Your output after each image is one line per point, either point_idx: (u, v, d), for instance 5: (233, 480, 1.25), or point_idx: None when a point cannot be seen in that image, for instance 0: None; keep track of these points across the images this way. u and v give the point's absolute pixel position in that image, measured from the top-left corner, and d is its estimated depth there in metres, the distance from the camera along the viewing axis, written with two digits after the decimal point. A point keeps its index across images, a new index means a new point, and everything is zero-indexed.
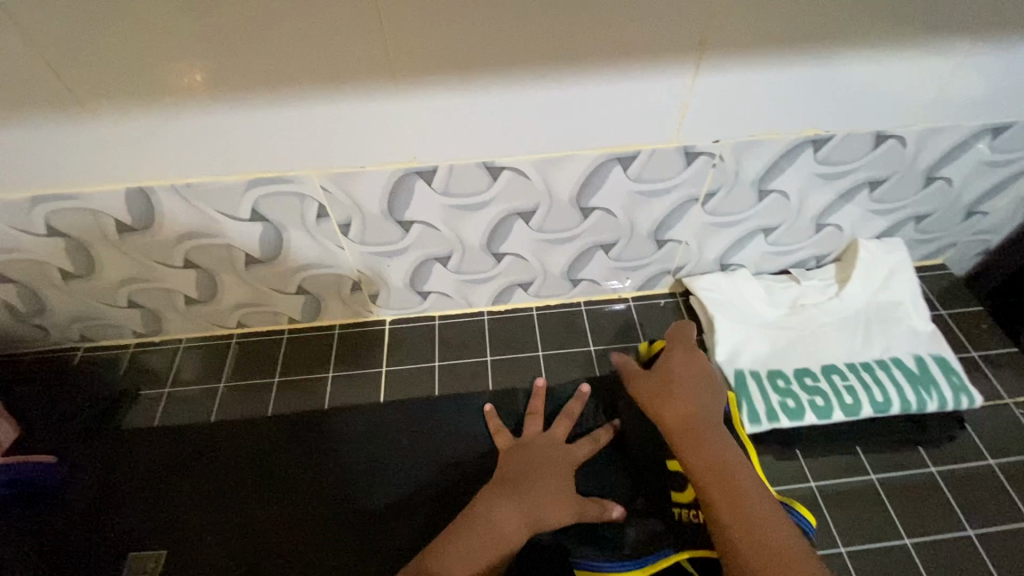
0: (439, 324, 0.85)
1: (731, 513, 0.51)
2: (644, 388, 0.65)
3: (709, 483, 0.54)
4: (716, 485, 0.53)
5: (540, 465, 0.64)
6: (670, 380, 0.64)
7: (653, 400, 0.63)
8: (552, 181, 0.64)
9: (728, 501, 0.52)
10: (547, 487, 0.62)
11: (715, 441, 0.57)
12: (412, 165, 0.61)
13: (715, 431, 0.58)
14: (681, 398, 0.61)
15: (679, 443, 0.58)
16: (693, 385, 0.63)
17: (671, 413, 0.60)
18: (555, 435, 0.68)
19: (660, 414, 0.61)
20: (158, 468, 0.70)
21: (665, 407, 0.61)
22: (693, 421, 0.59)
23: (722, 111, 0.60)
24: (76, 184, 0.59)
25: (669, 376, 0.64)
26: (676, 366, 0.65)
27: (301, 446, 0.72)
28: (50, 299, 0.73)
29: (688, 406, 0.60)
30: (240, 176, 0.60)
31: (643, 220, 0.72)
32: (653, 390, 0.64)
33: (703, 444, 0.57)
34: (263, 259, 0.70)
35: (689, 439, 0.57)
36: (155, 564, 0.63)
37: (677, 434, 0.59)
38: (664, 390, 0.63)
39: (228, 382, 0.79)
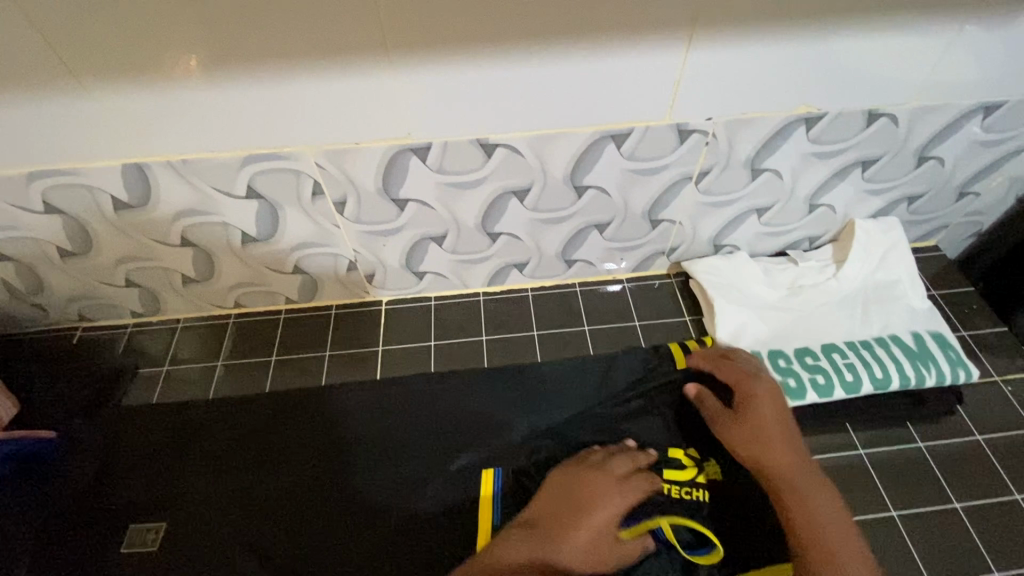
0: (435, 305, 0.85)
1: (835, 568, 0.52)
2: (738, 427, 0.62)
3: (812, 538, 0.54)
4: (818, 542, 0.53)
5: (549, 515, 0.56)
6: (767, 428, 0.61)
7: (750, 439, 0.61)
8: (546, 158, 0.65)
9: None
10: (565, 540, 0.54)
11: (816, 491, 0.57)
12: (407, 142, 0.61)
13: (822, 487, 0.58)
14: (783, 445, 0.60)
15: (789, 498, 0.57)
16: (787, 431, 0.61)
17: (771, 457, 0.59)
18: (587, 478, 0.60)
19: (761, 458, 0.59)
20: (157, 442, 0.71)
21: (766, 448, 0.60)
22: (795, 471, 0.58)
23: (715, 88, 0.60)
24: (73, 161, 0.59)
25: (766, 418, 0.62)
26: (777, 413, 0.63)
27: (299, 423, 0.73)
28: (49, 277, 0.74)
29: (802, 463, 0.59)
30: (236, 153, 0.60)
31: (637, 198, 0.72)
32: (745, 431, 0.62)
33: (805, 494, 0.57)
34: (259, 237, 0.71)
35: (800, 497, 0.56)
36: (155, 535, 0.64)
37: (779, 480, 0.58)
38: (761, 433, 0.61)
39: (227, 360, 0.80)
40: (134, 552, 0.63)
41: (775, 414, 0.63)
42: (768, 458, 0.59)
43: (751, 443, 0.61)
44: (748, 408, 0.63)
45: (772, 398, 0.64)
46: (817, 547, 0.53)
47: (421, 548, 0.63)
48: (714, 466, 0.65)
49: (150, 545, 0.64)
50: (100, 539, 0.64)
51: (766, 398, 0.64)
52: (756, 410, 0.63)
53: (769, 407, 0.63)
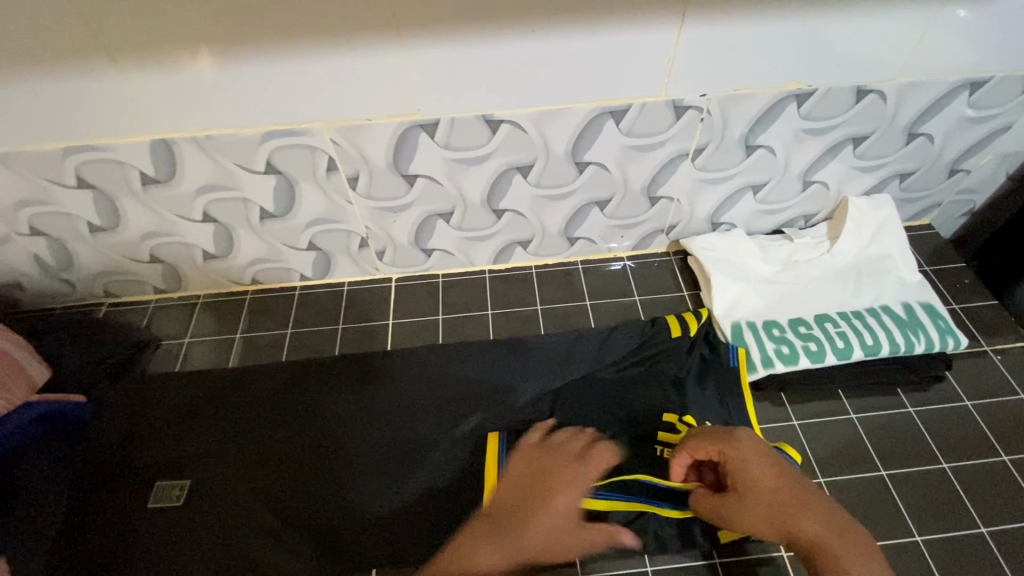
0: (443, 282, 0.89)
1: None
2: (747, 510, 0.55)
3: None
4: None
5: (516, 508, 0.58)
6: (774, 502, 0.55)
7: (763, 520, 0.54)
8: (548, 135, 0.68)
9: None
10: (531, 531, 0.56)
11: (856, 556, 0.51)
12: (416, 118, 0.65)
13: (856, 543, 0.52)
14: (800, 514, 0.54)
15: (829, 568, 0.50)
16: (795, 496, 0.55)
17: (807, 528, 0.53)
18: (555, 467, 0.62)
19: (783, 532, 0.53)
20: (180, 406, 0.75)
21: (802, 518, 0.53)
22: (824, 538, 0.52)
23: (708, 65, 0.63)
24: (104, 137, 0.63)
25: (767, 492, 0.55)
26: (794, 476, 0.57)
27: (313, 391, 0.77)
28: (78, 253, 0.78)
29: (835, 526, 0.53)
30: (256, 129, 0.64)
31: (635, 175, 0.75)
32: (755, 513, 0.55)
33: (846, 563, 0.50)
34: (276, 213, 0.75)
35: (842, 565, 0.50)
36: (180, 492, 0.68)
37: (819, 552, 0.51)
38: (773, 510, 0.54)
39: (244, 333, 0.84)
40: (160, 507, 0.67)
41: (771, 482, 0.56)
42: (796, 533, 0.53)
43: (764, 523, 0.54)
44: (745, 489, 0.56)
45: (764, 466, 0.57)
46: None
47: (430, 504, 0.67)
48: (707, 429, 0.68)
49: (175, 501, 0.67)
50: (128, 494, 0.68)
51: (754, 467, 0.57)
52: (753, 487, 0.56)
53: (759, 474, 0.57)
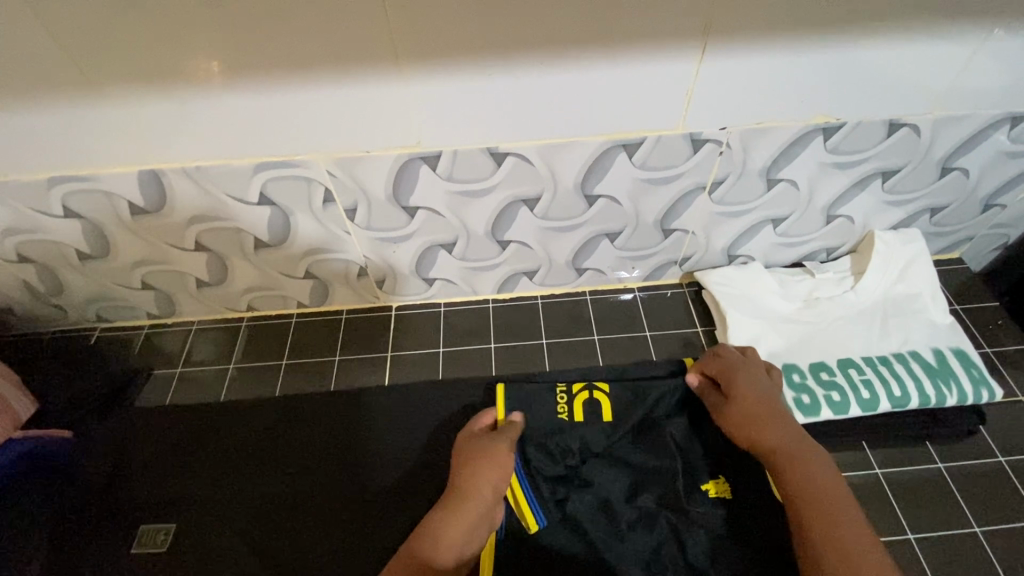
0: (444, 311, 0.85)
1: (838, 547, 0.49)
2: (738, 405, 0.63)
3: (814, 508, 0.52)
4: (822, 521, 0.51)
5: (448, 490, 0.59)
6: (767, 408, 0.62)
7: (749, 419, 0.61)
8: (556, 167, 0.64)
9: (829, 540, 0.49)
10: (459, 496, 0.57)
11: (814, 464, 0.56)
12: (416, 151, 0.61)
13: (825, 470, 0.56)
14: (783, 427, 0.60)
15: (785, 467, 0.56)
16: (775, 411, 0.62)
17: (775, 437, 0.59)
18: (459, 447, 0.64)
19: (752, 438, 0.60)
20: (172, 443, 0.72)
21: (774, 430, 0.60)
22: (788, 448, 0.58)
23: (729, 97, 0.59)
24: (91, 167, 0.61)
25: (760, 399, 0.63)
26: (778, 404, 0.63)
27: (307, 428, 0.74)
28: (68, 279, 0.75)
29: (797, 439, 0.58)
30: (249, 161, 0.61)
31: (649, 208, 0.71)
32: (746, 410, 0.62)
33: (803, 466, 0.56)
34: (272, 243, 0.72)
35: (794, 467, 0.56)
36: (165, 536, 0.65)
37: (779, 459, 0.57)
38: (760, 414, 0.61)
39: (238, 363, 0.81)
40: (144, 552, 0.64)
41: (767, 397, 0.64)
42: (762, 438, 0.59)
43: (742, 426, 0.61)
44: (745, 393, 0.64)
45: (764, 385, 0.66)
46: (815, 513, 0.52)
47: None
48: (720, 483, 0.65)
49: (160, 546, 0.64)
50: (111, 537, 0.65)
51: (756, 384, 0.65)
52: (751, 391, 0.64)
53: (758, 389, 0.65)
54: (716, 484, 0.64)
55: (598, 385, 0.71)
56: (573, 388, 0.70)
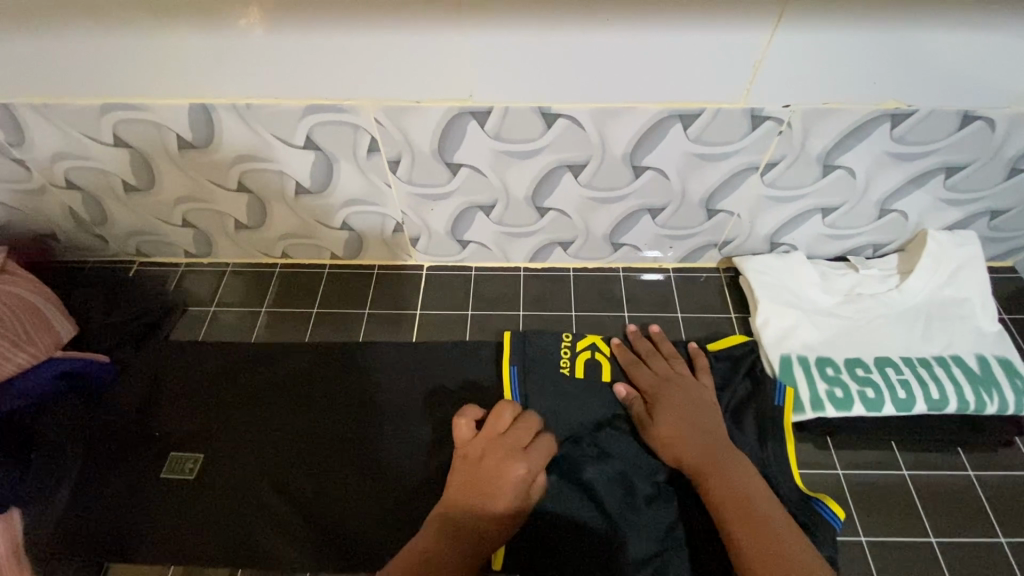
0: (475, 275, 0.85)
1: (758, 546, 0.48)
2: (663, 423, 0.62)
3: (740, 524, 0.50)
4: (754, 537, 0.49)
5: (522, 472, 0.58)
6: (685, 413, 0.63)
7: (669, 434, 0.61)
8: (606, 133, 0.63)
9: (753, 533, 0.49)
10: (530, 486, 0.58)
11: (738, 469, 0.56)
12: (466, 105, 0.60)
13: (737, 457, 0.58)
14: (697, 430, 0.61)
15: (710, 474, 0.56)
16: (701, 409, 0.63)
17: (687, 441, 0.60)
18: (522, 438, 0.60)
19: (666, 442, 0.61)
20: (202, 377, 0.74)
21: (689, 430, 0.61)
22: (711, 455, 0.58)
23: (796, 74, 0.57)
24: (144, 97, 0.61)
25: (686, 405, 0.64)
26: (679, 399, 0.65)
27: (329, 379, 0.74)
28: (112, 210, 0.76)
29: (708, 443, 0.59)
30: (299, 102, 0.61)
31: (696, 185, 0.69)
32: (670, 426, 0.62)
33: (729, 474, 0.55)
34: (312, 189, 0.72)
35: (717, 473, 0.56)
36: (192, 465, 0.67)
37: (701, 470, 0.57)
38: (681, 423, 0.62)
39: (270, 307, 0.82)
40: (173, 478, 0.66)
41: (691, 395, 0.65)
42: (680, 445, 0.60)
43: (667, 438, 0.61)
44: (665, 391, 0.66)
45: (709, 392, 0.66)
46: (740, 518, 0.51)
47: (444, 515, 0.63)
48: None
49: (187, 474, 0.66)
50: (141, 463, 0.67)
51: (679, 392, 0.66)
52: (675, 399, 0.65)
53: (683, 399, 0.65)
54: None
55: (600, 346, 0.74)
56: (577, 346, 0.73)
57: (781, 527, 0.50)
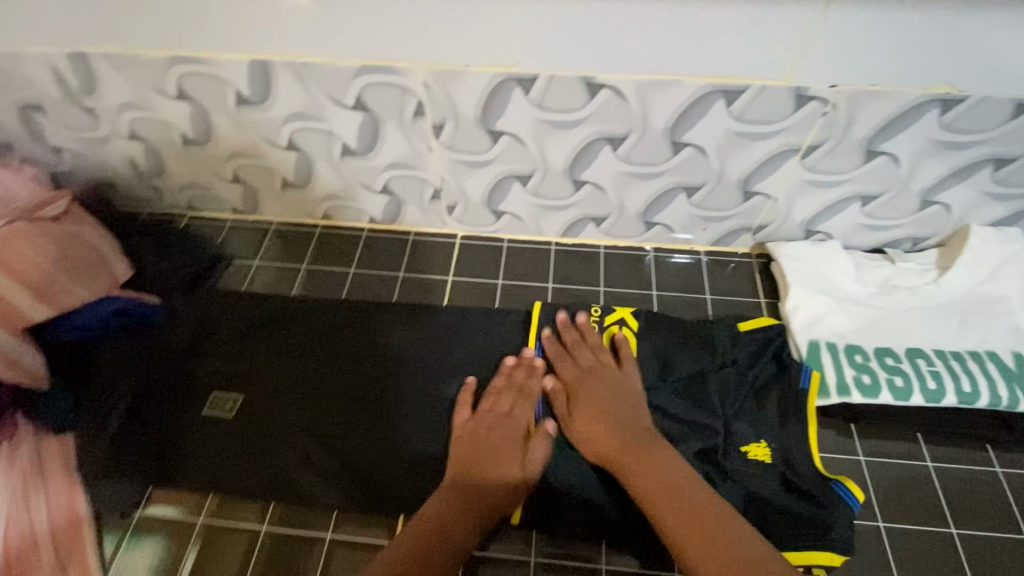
0: (507, 247, 0.86)
1: (688, 531, 0.52)
2: (581, 420, 0.64)
3: (666, 513, 0.54)
4: (678, 522, 0.53)
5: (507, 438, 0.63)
6: (602, 410, 0.64)
7: (587, 431, 0.63)
8: (649, 107, 0.64)
9: (676, 519, 0.53)
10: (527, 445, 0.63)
11: (659, 456, 0.59)
12: (513, 71, 0.62)
13: (653, 446, 0.60)
14: (612, 423, 0.63)
15: (632, 467, 0.59)
16: (622, 400, 0.65)
17: (603, 441, 0.62)
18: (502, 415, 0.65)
19: (586, 443, 0.63)
20: (244, 324, 0.78)
21: (603, 429, 0.62)
22: (626, 448, 0.60)
23: (843, 51, 0.57)
24: (210, 51, 0.64)
25: (603, 402, 0.65)
26: (591, 395, 0.65)
27: (364, 336, 0.77)
28: (169, 162, 0.80)
29: (621, 436, 0.61)
30: (353, 61, 0.63)
31: (735, 164, 0.69)
32: (587, 426, 0.63)
33: (647, 464, 0.58)
34: (358, 151, 0.74)
35: (637, 465, 0.58)
36: (232, 404, 0.71)
37: (620, 465, 0.60)
38: (596, 418, 0.63)
39: (310, 265, 0.85)
40: (214, 415, 0.70)
41: (612, 389, 0.66)
42: (598, 446, 0.62)
43: (586, 439, 0.63)
44: (582, 388, 0.67)
45: (632, 381, 0.67)
46: (661, 509, 0.55)
47: None
48: (762, 446, 0.64)
49: (227, 411, 0.70)
50: (185, 399, 0.71)
51: (597, 386, 0.66)
52: (591, 395, 0.65)
53: (600, 394, 0.65)
54: (762, 447, 0.64)
55: (627, 322, 0.74)
56: (604, 321, 0.74)
57: (707, 508, 0.53)
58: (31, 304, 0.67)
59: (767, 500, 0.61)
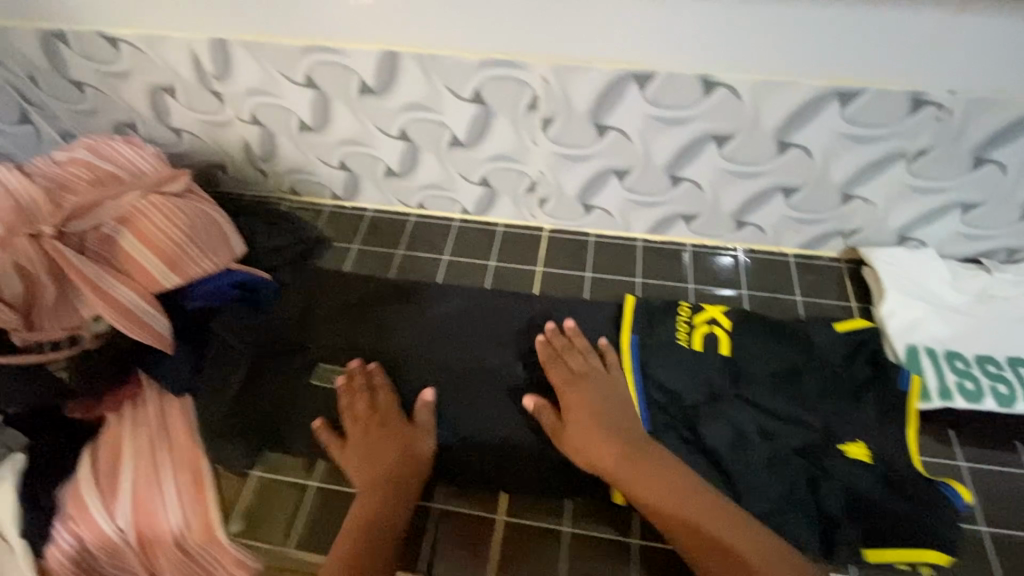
0: (593, 241, 0.89)
1: (701, 534, 0.57)
2: (575, 431, 0.65)
3: (676, 521, 0.58)
4: (690, 528, 0.57)
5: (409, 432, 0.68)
6: (594, 419, 0.65)
7: (580, 441, 0.65)
8: (762, 107, 0.65)
9: (688, 527, 0.58)
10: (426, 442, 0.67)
11: (655, 463, 0.62)
12: (633, 68, 0.65)
13: (648, 452, 0.63)
14: (609, 432, 0.64)
15: (631, 476, 0.61)
16: (612, 412, 0.66)
17: (597, 454, 0.63)
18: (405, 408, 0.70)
19: (584, 455, 0.64)
20: (346, 301, 0.81)
21: (595, 441, 0.64)
22: (625, 459, 0.62)
23: (964, 56, 0.59)
24: (344, 41, 0.68)
25: (594, 408, 0.66)
26: (585, 405, 0.67)
27: (461, 318, 0.80)
28: (281, 146, 0.85)
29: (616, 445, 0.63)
30: (479, 55, 0.67)
31: (838, 167, 0.71)
32: (581, 435, 0.65)
33: (646, 473, 0.61)
34: (464, 142, 0.78)
35: (642, 472, 0.61)
36: (338, 376, 0.74)
37: (619, 476, 0.61)
38: (591, 429, 0.65)
39: (405, 251, 0.90)
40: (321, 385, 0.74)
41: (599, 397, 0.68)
42: (596, 458, 0.63)
43: (581, 448, 0.64)
44: (574, 396, 0.68)
45: (620, 386, 0.69)
46: (673, 516, 0.58)
47: None
48: (859, 446, 0.65)
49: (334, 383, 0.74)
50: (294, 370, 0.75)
51: (591, 394, 0.68)
52: (587, 404, 0.67)
53: (590, 401, 0.67)
54: (859, 447, 0.65)
55: (720, 321, 0.75)
56: (695, 320, 0.76)
57: (719, 513, 0.58)
58: (162, 272, 0.71)
59: (870, 497, 0.62)
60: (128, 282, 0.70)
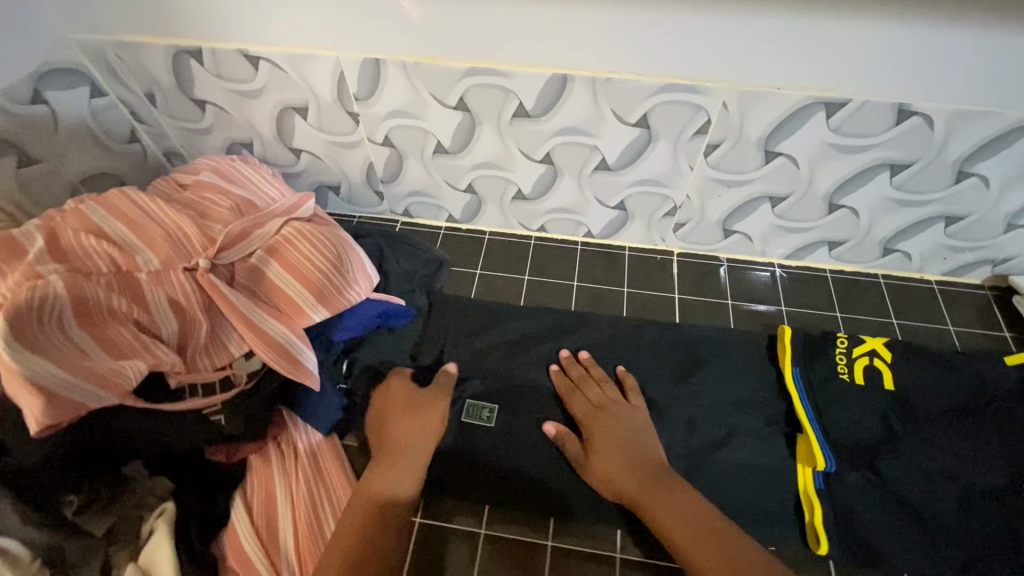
0: (726, 265, 0.86)
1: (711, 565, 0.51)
2: (597, 458, 0.63)
3: (694, 548, 0.53)
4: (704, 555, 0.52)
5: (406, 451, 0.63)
6: (610, 443, 0.63)
7: (601, 466, 0.62)
8: (953, 136, 0.64)
9: (707, 553, 0.52)
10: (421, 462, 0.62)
11: (677, 495, 0.58)
12: (826, 95, 0.62)
13: (670, 482, 0.59)
14: (629, 455, 0.62)
15: (651, 501, 0.58)
16: (629, 435, 0.64)
17: (618, 479, 0.61)
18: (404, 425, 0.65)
19: (602, 479, 0.62)
20: (482, 332, 0.78)
21: (611, 465, 0.62)
22: (637, 484, 0.59)
23: None
24: (513, 63, 0.65)
25: (614, 435, 0.64)
26: (599, 430, 0.65)
27: (607, 351, 0.76)
28: (409, 168, 0.82)
29: (626, 468, 0.61)
30: (659, 79, 0.64)
31: (1011, 198, 0.69)
32: (601, 461, 0.63)
33: (663, 499, 0.57)
34: (613, 167, 0.75)
35: (655, 496, 0.58)
36: (489, 413, 0.70)
37: (636, 501, 0.59)
38: (612, 454, 0.62)
39: (530, 275, 0.86)
40: (473, 424, 0.70)
41: (616, 422, 0.65)
42: (615, 482, 0.61)
43: (601, 475, 0.62)
44: (591, 423, 0.66)
45: (640, 414, 0.67)
46: (687, 542, 0.54)
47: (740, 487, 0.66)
48: None
49: (487, 421, 0.70)
50: None
51: (608, 420, 0.66)
52: (603, 431, 0.65)
53: (605, 428, 0.65)
54: None
55: (880, 352, 0.71)
56: (852, 353, 0.71)
57: (744, 546, 0.52)
58: (311, 303, 0.67)
59: None
60: (277, 315, 0.66)
